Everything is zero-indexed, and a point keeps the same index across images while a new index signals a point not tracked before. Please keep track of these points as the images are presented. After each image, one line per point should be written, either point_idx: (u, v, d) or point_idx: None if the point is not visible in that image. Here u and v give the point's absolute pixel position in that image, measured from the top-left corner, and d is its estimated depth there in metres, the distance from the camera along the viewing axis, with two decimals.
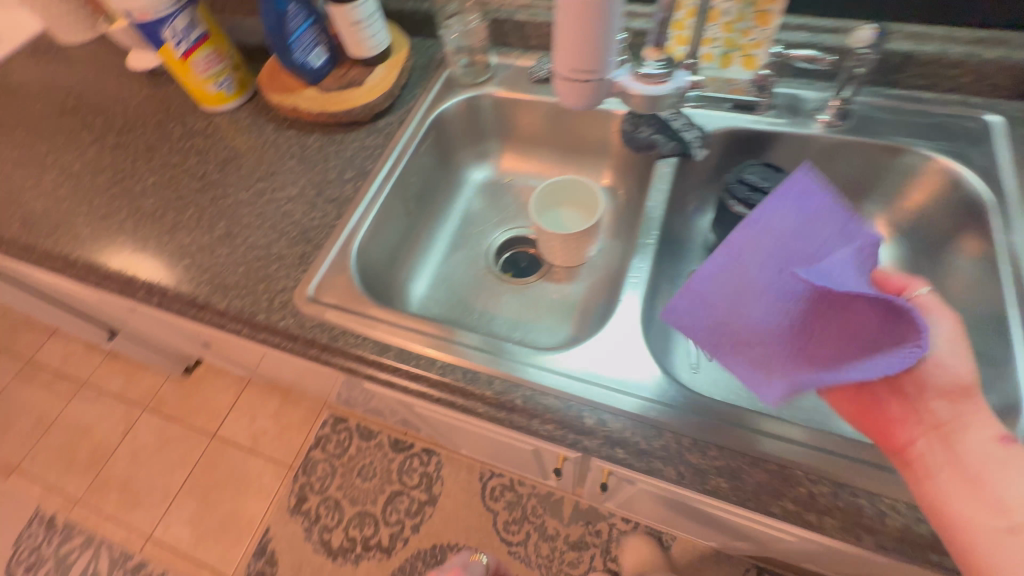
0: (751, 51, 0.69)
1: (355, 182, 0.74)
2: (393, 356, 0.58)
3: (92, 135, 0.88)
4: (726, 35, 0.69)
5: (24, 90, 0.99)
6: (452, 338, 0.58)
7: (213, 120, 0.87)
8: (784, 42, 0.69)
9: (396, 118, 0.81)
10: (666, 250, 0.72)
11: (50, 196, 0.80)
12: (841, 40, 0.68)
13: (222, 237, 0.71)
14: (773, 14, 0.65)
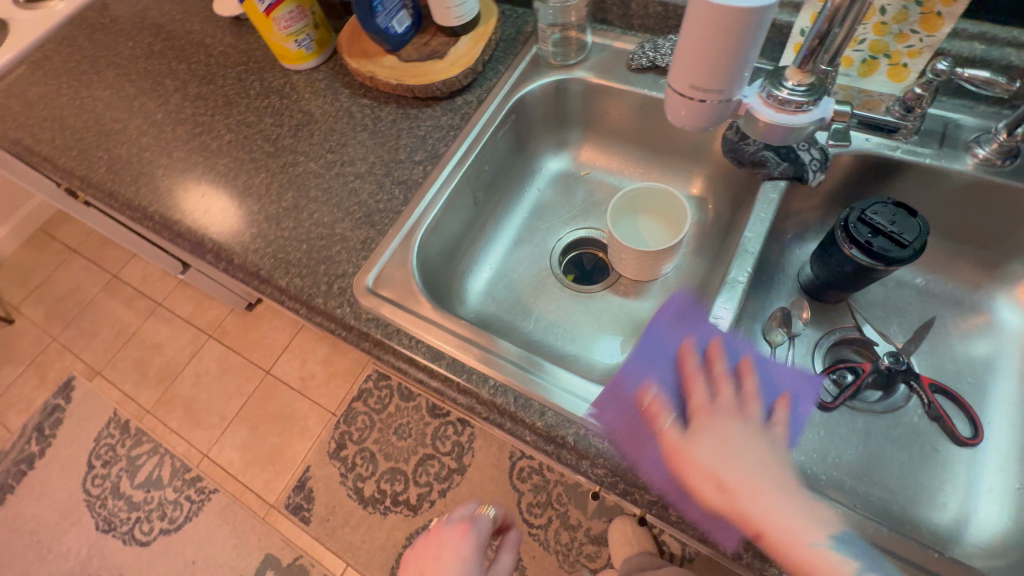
0: (903, 60, 0.58)
1: (424, 166, 0.70)
2: (445, 365, 0.56)
3: (176, 82, 0.88)
4: (877, 38, 0.57)
5: (117, 26, 1.01)
6: (507, 357, 0.55)
7: (291, 79, 0.84)
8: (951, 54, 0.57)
9: (475, 97, 0.75)
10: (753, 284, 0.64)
11: (136, 143, 0.82)
12: None
13: (289, 209, 0.70)
14: (944, 21, 0.53)
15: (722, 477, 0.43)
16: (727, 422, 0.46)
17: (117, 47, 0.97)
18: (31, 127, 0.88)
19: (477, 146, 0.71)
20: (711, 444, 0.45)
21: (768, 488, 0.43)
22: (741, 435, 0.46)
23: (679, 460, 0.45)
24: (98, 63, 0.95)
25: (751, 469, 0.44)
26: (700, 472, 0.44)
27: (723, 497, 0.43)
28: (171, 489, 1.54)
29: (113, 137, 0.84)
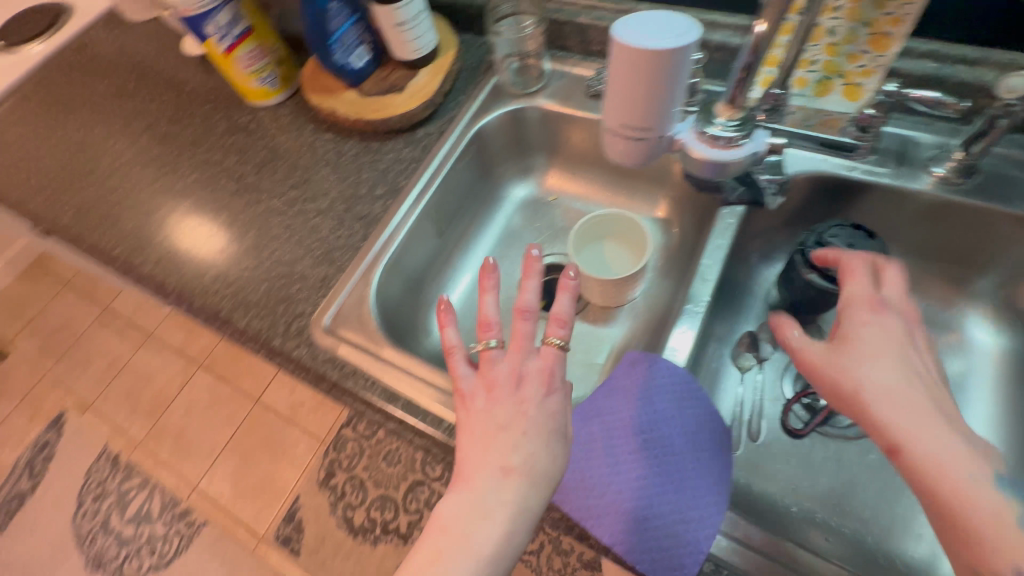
0: (857, 80, 0.56)
1: (385, 200, 0.70)
2: (401, 407, 0.55)
3: (146, 122, 0.89)
4: (828, 58, 0.56)
5: (91, 68, 1.02)
6: None
7: (257, 115, 0.85)
8: (900, 74, 0.56)
9: (436, 128, 0.75)
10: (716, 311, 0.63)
11: (103, 184, 0.83)
12: (982, 76, 0.54)
13: (251, 247, 0.70)
14: (894, 39, 0.51)
15: (867, 371, 0.41)
16: (874, 319, 0.44)
17: (90, 88, 0.98)
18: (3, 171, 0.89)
19: (438, 178, 0.70)
20: (863, 338, 0.43)
21: (914, 392, 0.40)
22: (895, 336, 0.43)
23: (827, 365, 0.43)
24: (71, 106, 0.96)
25: (897, 373, 0.41)
26: (845, 384, 0.41)
27: (867, 398, 0.40)
28: (161, 524, 1.53)
29: (82, 179, 0.84)
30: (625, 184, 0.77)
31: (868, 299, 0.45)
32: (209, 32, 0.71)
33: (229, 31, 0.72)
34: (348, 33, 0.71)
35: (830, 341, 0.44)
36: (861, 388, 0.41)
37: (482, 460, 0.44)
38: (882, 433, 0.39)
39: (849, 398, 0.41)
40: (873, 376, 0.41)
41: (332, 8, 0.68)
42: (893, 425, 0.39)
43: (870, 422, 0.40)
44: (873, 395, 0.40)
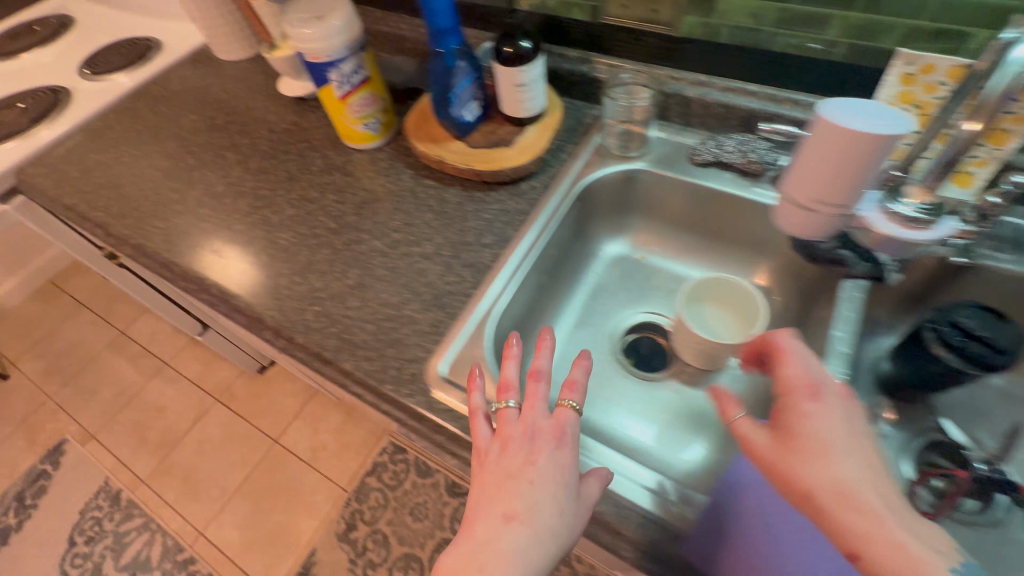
0: (970, 168, 0.61)
1: (494, 249, 0.70)
2: None
3: (238, 155, 0.90)
4: None
5: (179, 99, 1.04)
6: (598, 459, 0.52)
7: (354, 157, 0.86)
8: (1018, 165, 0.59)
9: (540, 183, 0.76)
10: None
11: (194, 213, 0.82)
12: None
13: (355, 287, 0.69)
14: (1012, 134, 0.55)
15: (809, 464, 0.42)
16: (816, 410, 0.44)
17: (178, 119, 0.99)
18: (88, 193, 0.88)
19: (546, 232, 0.71)
20: (823, 423, 0.43)
21: (861, 479, 0.40)
22: (836, 430, 0.43)
23: (769, 453, 0.44)
24: (159, 134, 0.97)
25: (838, 455, 0.42)
26: (785, 467, 0.43)
27: (807, 483, 0.41)
28: (160, 573, 1.40)
29: (171, 207, 0.84)
30: (718, 250, 0.79)
31: (803, 383, 0.46)
32: (332, 78, 0.74)
33: (349, 79, 0.75)
34: (467, 88, 0.74)
35: (777, 432, 0.45)
36: (798, 466, 0.42)
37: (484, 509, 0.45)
38: (816, 509, 0.40)
39: (800, 487, 0.41)
40: (826, 458, 0.41)
41: (459, 66, 0.72)
42: (822, 504, 0.40)
43: (807, 504, 0.41)
44: (796, 483, 0.42)
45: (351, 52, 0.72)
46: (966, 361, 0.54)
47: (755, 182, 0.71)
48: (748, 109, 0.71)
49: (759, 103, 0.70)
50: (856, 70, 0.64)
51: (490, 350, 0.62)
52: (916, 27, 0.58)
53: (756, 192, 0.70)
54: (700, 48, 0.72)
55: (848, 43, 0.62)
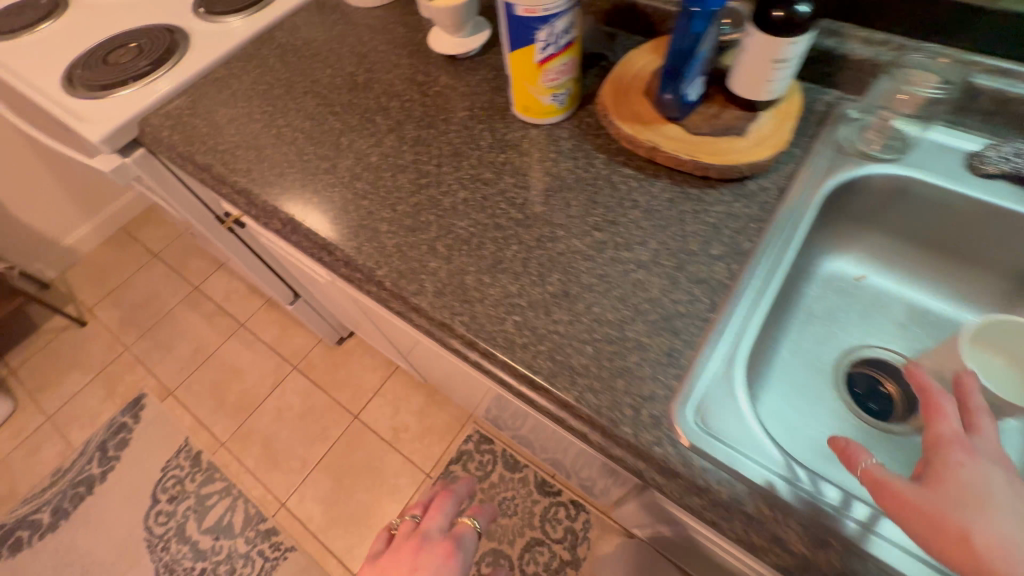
0: None
1: (728, 263, 0.58)
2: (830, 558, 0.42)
3: (389, 121, 0.78)
4: None
5: (308, 50, 0.92)
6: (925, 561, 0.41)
7: (528, 133, 0.74)
8: None
9: (772, 183, 0.63)
10: None
11: (350, 187, 0.72)
12: None
13: (560, 296, 0.58)
14: None
15: (977, 511, 0.35)
16: (985, 465, 0.38)
17: (312, 73, 0.88)
18: (224, 154, 0.78)
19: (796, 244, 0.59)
20: (969, 478, 0.37)
21: (1000, 519, 0.35)
22: (998, 485, 0.36)
23: (867, 476, 0.39)
24: (293, 89, 0.86)
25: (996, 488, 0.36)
26: (907, 502, 0.37)
27: (936, 520, 0.35)
28: (242, 541, 1.39)
29: (321, 178, 0.73)
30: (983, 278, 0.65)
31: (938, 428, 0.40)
32: (539, 37, 0.60)
33: (557, 40, 0.61)
34: (702, 61, 0.61)
35: (921, 481, 0.38)
36: (962, 513, 0.35)
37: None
38: (944, 539, 0.35)
39: (902, 513, 0.37)
40: (982, 508, 0.35)
41: (706, 33, 0.58)
42: (967, 546, 0.34)
43: (939, 531, 0.35)
44: (951, 490, 0.37)
45: (569, 6, 0.59)
46: None
47: None
48: None
49: None
50: None
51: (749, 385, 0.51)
52: None
53: None
54: None
55: None
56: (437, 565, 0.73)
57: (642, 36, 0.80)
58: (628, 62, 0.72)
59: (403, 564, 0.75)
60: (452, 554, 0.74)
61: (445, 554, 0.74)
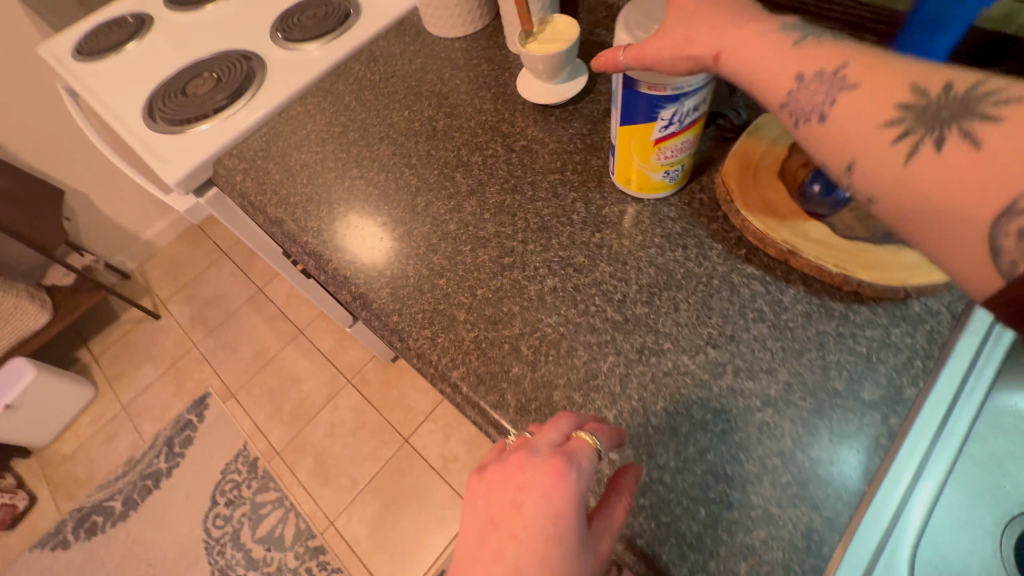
0: None
1: (883, 414, 0.47)
2: None
3: (469, 180, 0.71)
4: None
5: (385, 87, 0.85)
6: None
7: (629, 208, 0.64)
8: None
9: (945, 308, 0.50)
10: None
11: (424, 261, 0.65)
12: None
13: (666, 432, 0.49)
14: None
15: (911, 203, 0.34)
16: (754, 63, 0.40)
17: (388, 115, 0.81)
18: (296, 209, 0.74)
19: (958, 409, 0.49)
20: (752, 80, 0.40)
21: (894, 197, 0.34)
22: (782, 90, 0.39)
23: (912, 69, 0.33)
24: (368, 134, 0.80)
25: (989, 151, 0.28)
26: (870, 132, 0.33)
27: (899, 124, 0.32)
28: (292, 555, 1.42)
29: (395, 245, 0.67)
30: None
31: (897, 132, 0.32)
32: (662, 115, 0.50)
33: (684, 117, 0.51)
34: None
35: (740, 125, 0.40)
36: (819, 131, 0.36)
37: (492, 559, 0.38)
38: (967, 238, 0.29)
39: (848, 114, 0.34)
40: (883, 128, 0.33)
41: None
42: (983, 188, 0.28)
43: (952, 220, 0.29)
44: (921, 195, 0.31)
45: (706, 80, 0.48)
46: None
47: None
48: None
49: None
50: None
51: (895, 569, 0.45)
52: None
53: None
54: None
55: None
56: (547, 540, 0.37)
57: None
58: (758, 129, 0.60)
59: (495, 494, 0.40)
60: (562, 536, 0.38)
61: (564, 488, 0.38)
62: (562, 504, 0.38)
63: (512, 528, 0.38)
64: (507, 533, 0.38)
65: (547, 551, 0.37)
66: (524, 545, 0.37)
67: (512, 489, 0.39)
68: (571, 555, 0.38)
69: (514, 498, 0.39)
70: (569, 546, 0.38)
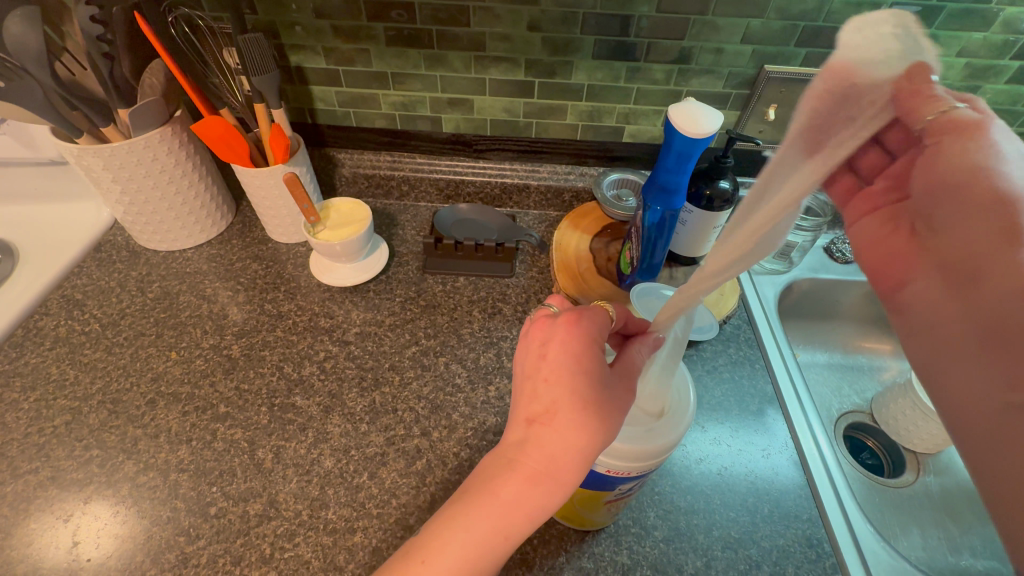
0: None
1: (772, 414, 0.59)
2: None
3: (316, 400, 0.58)
4: None
5: (118, 334, 0.63)
6: None
7: (500, 347, 0.64)
8: None
9: (740, 318, 0.69)
10: None
11: (318, 526, 0.48)
12: None
13: (675, 536, 0.49)
14: None
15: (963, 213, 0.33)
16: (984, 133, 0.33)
17: (147, 368, 0.59)
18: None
19: (795, 380, 0.62)
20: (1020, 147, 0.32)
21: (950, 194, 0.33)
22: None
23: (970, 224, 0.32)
24: (125, 406, 0.56)
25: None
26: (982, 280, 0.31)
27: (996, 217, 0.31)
28: None
29: (258, 529, 0.48)
30: (862, 329, 0.82)
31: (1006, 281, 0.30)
32: (617, 488, 0.41)
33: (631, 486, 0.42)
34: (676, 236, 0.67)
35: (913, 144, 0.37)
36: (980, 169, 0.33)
37: (491, 475, 0.35)
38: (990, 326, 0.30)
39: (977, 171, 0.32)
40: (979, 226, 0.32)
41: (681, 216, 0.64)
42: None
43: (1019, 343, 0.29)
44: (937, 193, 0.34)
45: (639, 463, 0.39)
46: None
47: None
48: None
49: None
50: None
51: (868, 519, 0.52)
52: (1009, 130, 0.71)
53: None
54: None
55: None
56: (553, 419, 0.35)
57: (543, 211, 0.81)
58: (561, 246, 0.72)
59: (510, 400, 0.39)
60: (560, 407, 0.35)
61: (574, 366, 0.37)
62: (578, 368, 0.36)
63: (528, 404, 0.36)
64: (539, 419, 0.35)
65: (544, 464, 0.34)
66: (525, 457, 0.34)
67: (534, 361, 0.38)
68: (568, 457, 0.34)
69: (541, 377, 0.37)
70: (557, 433, 0.34)
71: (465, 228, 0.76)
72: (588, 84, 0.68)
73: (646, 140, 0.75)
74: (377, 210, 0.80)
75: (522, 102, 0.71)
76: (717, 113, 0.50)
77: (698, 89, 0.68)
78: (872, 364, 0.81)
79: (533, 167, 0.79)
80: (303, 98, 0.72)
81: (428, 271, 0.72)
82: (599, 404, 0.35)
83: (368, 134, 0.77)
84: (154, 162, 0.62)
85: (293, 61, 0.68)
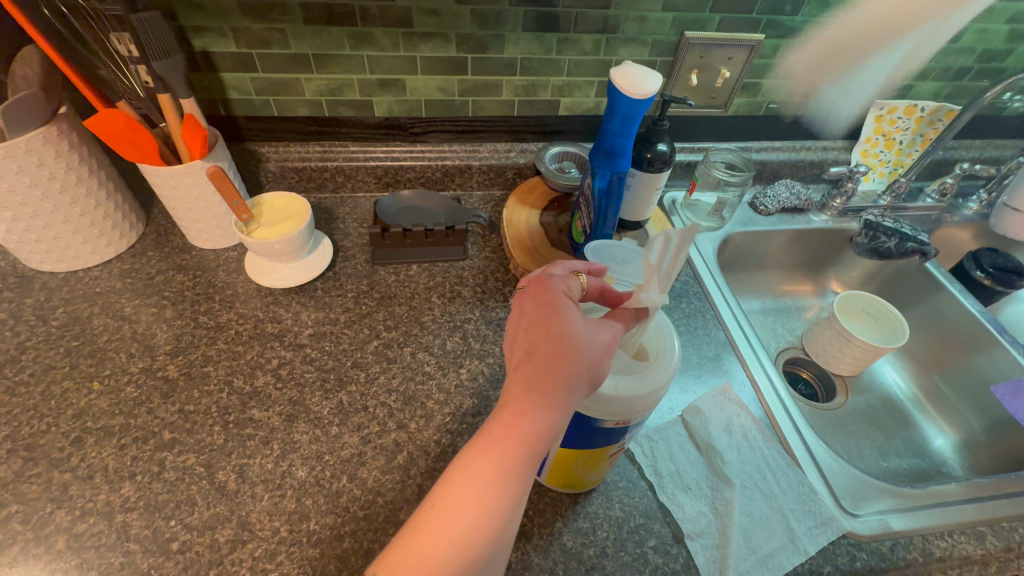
0: (902, 166, 0.88)
1: (727, 358, 0.63)
2: (996, 542, 0.51)
3: (276, 411, 0.53)
4: (897, 157, 0.87)
5: (21, 372, 0.54)
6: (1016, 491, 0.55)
7: (465, 329, 0.63)
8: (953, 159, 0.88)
9: (686, 274, 0.73)
10: (951, 337, 0.76)
11: (301, 540, 0.45)
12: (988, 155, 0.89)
13: (657, 482, 0.51)
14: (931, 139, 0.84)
15: None
16: None
17: (66, 405, 0.52)
18: None
19: (742, 324, 0.67)
20: None
21: None
22: None
23: None
24: (44, 450, 0.49)
25: None
26: None
27: None
28: None
29: (230, 554, 0.44)
30: (786, 274, 0.90)
31: None
32: (617, 436, 0.42)
33: (627, 436, 0.44)
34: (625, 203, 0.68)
35: None
36: None
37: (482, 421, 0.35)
38: None
39: None
40: None
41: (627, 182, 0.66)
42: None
43: None
44: None
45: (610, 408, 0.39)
46: (999, 282, 0.77)
47: (809, 214, 0.85)
48: (778, 162, 0.86)
49: (787, 156, 0.86)
50: (846, 117, 0.85)
51: (818, 437, 0.58)
52: (889, 84, 0.81)
53: (816, 221, 0.84)
54: (740, 122, 0.82)
55: (845, 101, 0.83)
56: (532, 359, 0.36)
57: (487, 192, 0.80)
58: (512, 222, 0.72)
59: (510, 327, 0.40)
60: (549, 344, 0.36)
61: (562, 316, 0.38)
62: (565, 308, 0.38)
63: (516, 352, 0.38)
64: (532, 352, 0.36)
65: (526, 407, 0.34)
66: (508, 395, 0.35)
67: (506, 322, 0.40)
68: (552, 389, 0.35)
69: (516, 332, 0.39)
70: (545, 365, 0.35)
71: (410, 216, 0.74)
72: (520, 58, 0.68)
73: (582, 112, 0.77)
74: (312, 205, 0.75)
75: (455, 80, 0.70)
76: (654, 73, 0.52)
77: (626, 58, 0.70)
78: (798, 305, 0.89)
79: (473, 148, 0.78)
80: (214, 88, 0.66)
81: (378, 263, 0.69)
82: (565, 337, 0.37)
83: (292, 125, 0.72)
84: (40, 169, 0.53)
85: (197, 46, 0.61)
